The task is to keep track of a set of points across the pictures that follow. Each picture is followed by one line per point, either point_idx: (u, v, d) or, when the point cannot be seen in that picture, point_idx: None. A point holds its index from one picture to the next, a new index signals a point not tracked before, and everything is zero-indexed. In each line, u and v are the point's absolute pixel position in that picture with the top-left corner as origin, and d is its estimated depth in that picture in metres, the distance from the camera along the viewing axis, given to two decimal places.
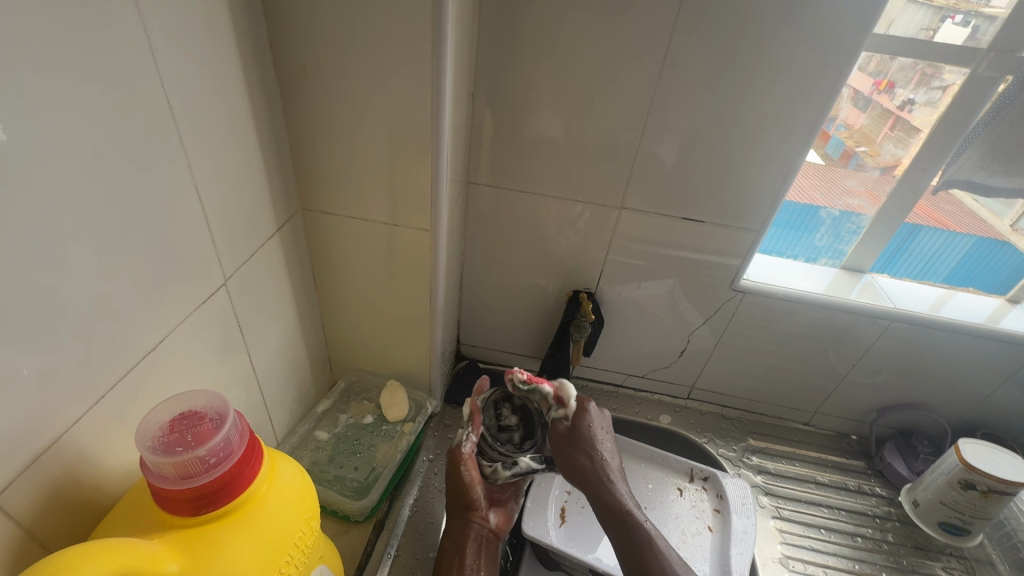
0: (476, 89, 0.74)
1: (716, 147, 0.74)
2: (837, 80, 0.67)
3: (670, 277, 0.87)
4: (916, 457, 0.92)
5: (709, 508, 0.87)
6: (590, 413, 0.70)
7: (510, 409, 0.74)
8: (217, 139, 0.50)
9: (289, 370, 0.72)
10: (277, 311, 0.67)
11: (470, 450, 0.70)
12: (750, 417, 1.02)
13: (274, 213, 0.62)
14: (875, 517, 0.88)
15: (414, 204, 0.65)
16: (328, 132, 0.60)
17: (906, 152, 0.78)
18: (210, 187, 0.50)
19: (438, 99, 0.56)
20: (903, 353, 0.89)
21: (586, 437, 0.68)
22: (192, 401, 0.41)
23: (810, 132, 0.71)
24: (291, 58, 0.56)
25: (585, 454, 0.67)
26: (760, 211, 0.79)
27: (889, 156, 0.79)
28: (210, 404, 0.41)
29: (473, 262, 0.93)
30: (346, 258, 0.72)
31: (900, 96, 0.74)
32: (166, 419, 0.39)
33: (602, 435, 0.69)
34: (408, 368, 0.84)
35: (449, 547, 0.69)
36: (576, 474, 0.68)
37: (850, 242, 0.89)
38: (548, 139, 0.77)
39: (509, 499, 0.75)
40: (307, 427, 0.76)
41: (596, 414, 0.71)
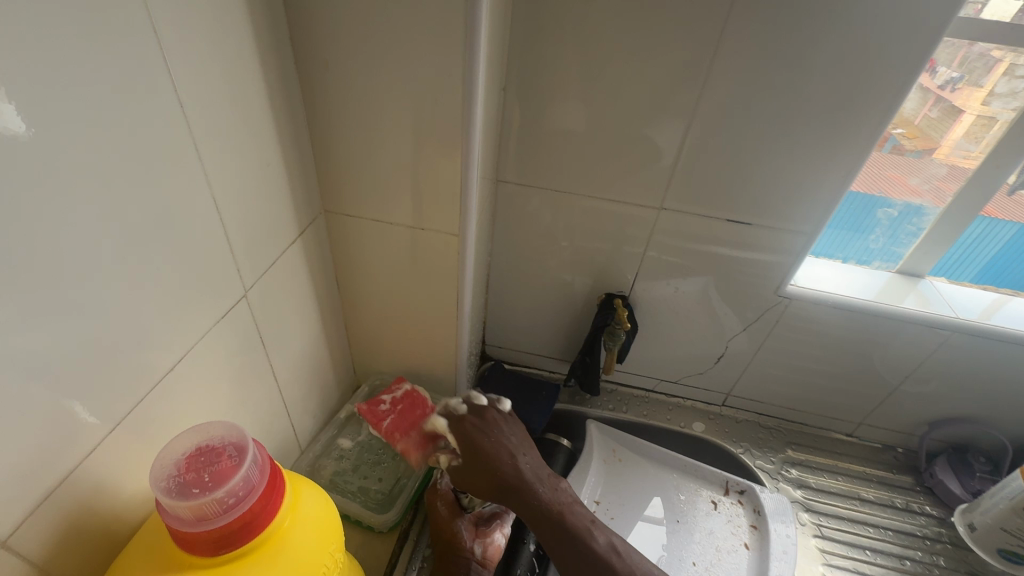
0: (507, 82, 0.69)
1: (768, 146, 0.68)
2: (910, 75, 0.60)
3: (705, 274, 0.82)
4: (971, 475, 0.87)
5: (746, 524, 0.83)
6: (493, 417, 0.64)
7: None
8: (237, 147, 0.47)
9: (311, 376, 0.70)
10: (301, 319, 0.65)
11: (447, 486, 0.68)
12: (790, 426, 0.97)
13: (297, 219, 0.59)
14: (925, 538, 0.83)
15: (442, 208, 0.61)
16: (353, 135, 0.57)
17: (945, 134, 0.72)
18: (231, 198, 0.48)
19: (471, 101, 0.52)
20: (963, 366, 0.83)
21: (496, 448, 0.61)
22: (209, 434, 0.38)
23: (873, 131, 0.65)
24: (314, 57, 0.52)
25: (502, 465, 0.60)
26: (812, 213, 0.73)
27: (927, 138, 0.73)
28: (228, 437, 0.38)
29: (499, 262, 0.89)
30: (370, 262, 0.69)
31: (941, 76, 0.68)
32: (181, 454, 0.37)
33: (511, 440, 0.63)
34: (434, 372, 0.82)
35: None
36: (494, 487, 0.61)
37: (907, 245, 0.83)
38: (583, 136, 0.72)
39: (494, 528, 0.68)
40: (329, 434, 0.73)
41: (497, 421, 0.64)
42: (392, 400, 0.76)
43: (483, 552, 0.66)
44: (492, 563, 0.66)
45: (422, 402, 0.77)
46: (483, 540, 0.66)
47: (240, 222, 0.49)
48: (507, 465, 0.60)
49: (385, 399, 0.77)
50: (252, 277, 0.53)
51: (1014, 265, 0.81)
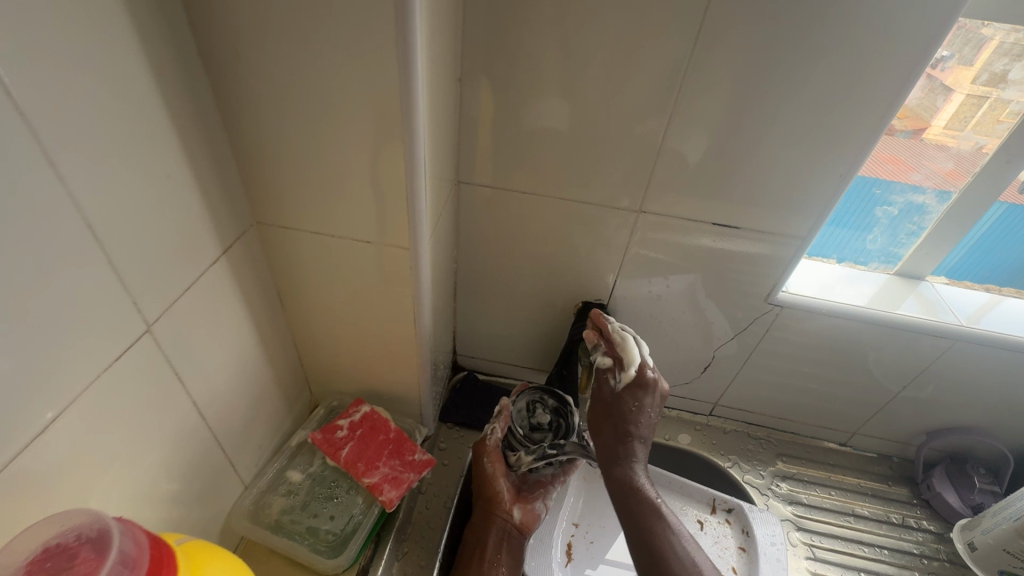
0: (464, 74, 0.62)
1: (754, 143, 0.62)
2: (914, 65, 0.54)
3: (696, 272, 0.75)
4: (972, 488, 0.82)
5: (733, 546, 0.78)
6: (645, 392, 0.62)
7: (544, 410, 0.77)
8: (130, 157, 0.39)
9: (254, 404, 0.64)
10: (235, 343, 0.58)
11: (494, 443, 0.75)
12: (780, 436, 0.92)
13: (222, 233, 0.52)
14: (922, 556, 0.79)
15: (390, 219, 0.54)
16: (281, 139, 0.49)
17: (936, 113, 0.65)
18: (124, 216, 0.40)
19: (411, 100, 0.45)
20: (965, 375, 0.77)
21: (622, 412, 0.62)
22: (68, 526, 0.34)
23: (874, 127, 0.59)
24: (227, 47, 0.44)
25: (615, 428, 0.63)
26: (808, 215, 0.67)
27: (918, 116, 0.65)
28: (96, 528, 0.34)
29: (468, 269, 0.82)
30: (316, 277, 0.62)
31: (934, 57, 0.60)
32: (31, 556, 0.32)
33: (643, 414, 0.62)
34: (396, 391, 0.76)
35: (472, 537, 0.71)
36: (603, 442, 0.64)
37: (907, 245, 0.77)
38: (552, 133, 0.65)
39: (537, 496, 0.74)
40: (278, 467, 0.66)
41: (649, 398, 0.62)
42: (350, 425, 0.70)
43: (518, 516, 0.72)
44: (530, 527, 0.73)
45: (383, 425, 0.71)
46: (522, 505, 0.73)
47: (135, 245, 0.41)
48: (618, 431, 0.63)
49: (340, 424, 0.70)
50: (157, 308, 0.45)
51: (991, 249, 0.75)
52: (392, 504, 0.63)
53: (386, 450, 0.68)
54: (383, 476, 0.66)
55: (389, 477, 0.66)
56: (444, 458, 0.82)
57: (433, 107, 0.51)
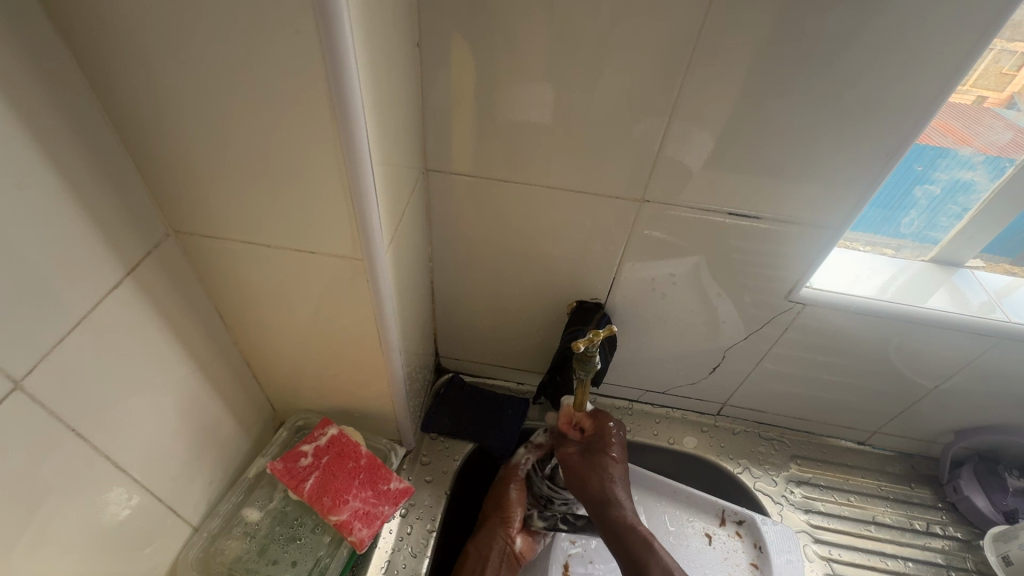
0: (426, 39, 0.52)
1: (775, 121, 0.52)
2: (981, 19, 0.43)
3: (696, 255, 0.65)
4: (1004, 491, 0.75)
5: (745, 562, 0.72)
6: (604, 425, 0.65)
7: None
8: None
9: (198, 435, 0.56)
10: (162, 377, 0.50)
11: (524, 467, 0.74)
12: (794, 436, 0.85)
13: (125, 256, 0.43)
14: (948, 568, 0.74)
15: (335, 221, 0.45)
16: (194, 136, 0.41)
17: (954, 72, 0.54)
18: None
19: (343, 87, 0.37)
20: (1005, 375, 0.69)
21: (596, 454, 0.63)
22: None
23: (930, 103, 0.49)
24: (105, 27, 0.35)
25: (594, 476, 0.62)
26: (839, 204, 0.57)
27: None
28: None
29: (446, 268, 0.73)
30: (261, 291, 0.53)
31: None
32: None
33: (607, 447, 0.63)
34: (368, 408, 0.68)
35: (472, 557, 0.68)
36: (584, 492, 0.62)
37: (947, 228, 0.67)
38: (533, 113, 0.55)
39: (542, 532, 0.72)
40: (232, 504, 0.61)
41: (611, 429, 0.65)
42: (315, 451, 0.63)
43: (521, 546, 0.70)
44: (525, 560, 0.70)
45: (352, 450, 0.63)
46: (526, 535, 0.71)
47: None
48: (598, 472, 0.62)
49: (305, 449, 0.63)
50: (25, 363, 0.37)
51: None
52: (363, 544, 0.58)
53: (357, 480, 0.62)
54: (353, 511, 0.59)
55: (360, 513, 0.59)
56: (427, 474, 0.75)
57: (376, 90, 0.42)
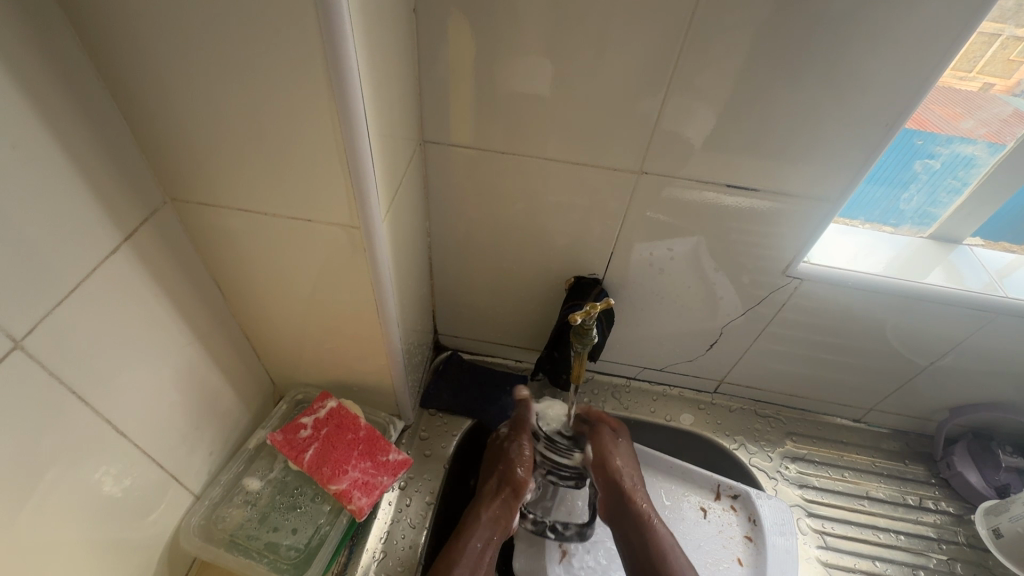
0: (422, 5, 0.51)
1: (776, 92, 0.51)
2: None
3: (696, 231, 0.65)
4: (996, 467, 0.77)
5: (739, 535, 0.74)
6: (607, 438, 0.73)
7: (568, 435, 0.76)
8: None
9: (198, 406, 0.57)
10: (160, 347, 0.50)
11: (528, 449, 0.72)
12: (790, 413, 0.86)
13: (121, 224, 0.43)
14: (940, 541, 0.75)
15: (331, 190, 0.45)
16: (185, 101, 0.40)
17: (970, 61, 0.54)
18: None
19: (337, 51, 0.36)
20: (1000, 352, 0.70)
21: (608, 467, 0.71)
22: None
23: (932, 73, 0.48)
24: None
25: (609, 489, 0.70)
26: (837, 178, 0.57)
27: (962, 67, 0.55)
28: None
29: (444, 244, 0.73)
30: (258, 262, 0.53)
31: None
32: None
33: (615, 458, 0.72)
34: (367, 382, 0.68)
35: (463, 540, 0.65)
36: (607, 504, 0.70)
37: (946, 204, 0.67)
38: (531, 85, 0.55)
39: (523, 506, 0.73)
40: (232, 474, 0.62)
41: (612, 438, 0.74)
42: (315, 423, 0.63)
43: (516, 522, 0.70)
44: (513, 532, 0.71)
45: (352, 423, 0.64)
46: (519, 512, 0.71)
47: None
48: (613, 486, 0.70)
49: (304, 421, 0.63)
50: (23, 326, 0.37)
51: None
52: (363, 513, 0.59)
53: (356, 451, 0.62)
54: (353, 481, 0.60)
55: (359, 483, 0.60)
56: (426, 449, 0.76)
57: (371, 55, 0.41)
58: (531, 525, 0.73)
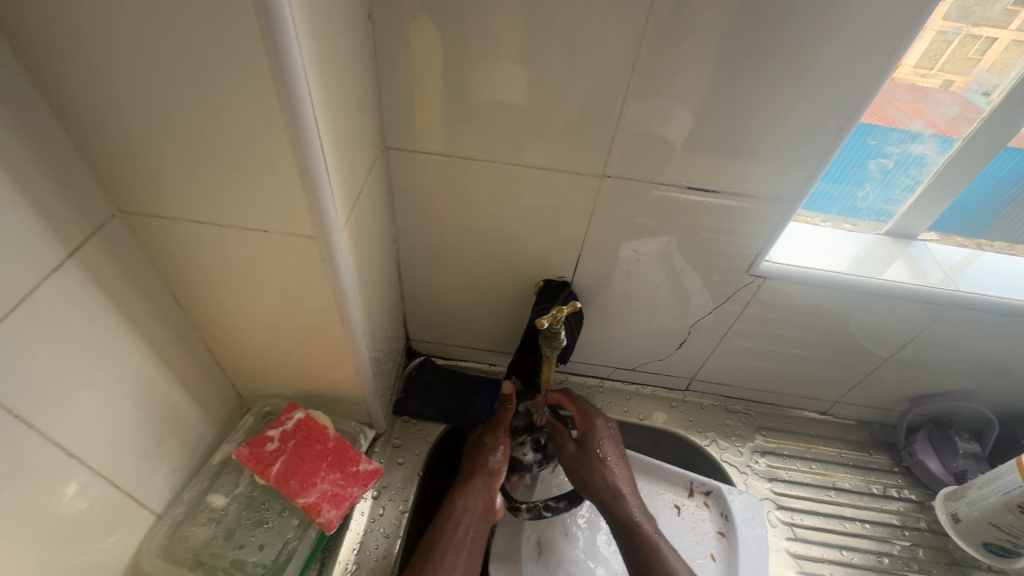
0: (378, 12, 0.50)
1: (732, 95, 0.52)
2: None
3: (662, 232, 0.66)
4: (954, 453, 0.80)
5: (712, 531, 0.75)
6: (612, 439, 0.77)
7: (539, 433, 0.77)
8: None
9: (158, 423, 0.55)
10: (114, 363, 0.48)
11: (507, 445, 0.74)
12: (760, 408, 0.88)
13: (65, 240, 0.42)
14: (903, 528, 0.78)
15: (287, 199, 0.44)
16: (128, 110, 0.39)
17: (934, 59, 0.56)
18: None
19: (284, 59, 0.36)
20: (954, 344, 0.72)
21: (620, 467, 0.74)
22: None
23: (878, 74, 0.50)
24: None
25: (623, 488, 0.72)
26: (795, 178, 0.58)
27: (926, 64, 0.57)
28: None
29: (412, 250, 0.73)
30: (214, 273, 0.52)
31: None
32: None
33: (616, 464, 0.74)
34: (335, 392, 0.67)
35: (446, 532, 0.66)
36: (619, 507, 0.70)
37: (901, 201, 0.69)
38: (490, 90, 0.55)
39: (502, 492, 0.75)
40: (196, 491, 0.60)
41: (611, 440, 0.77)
42: (282, 436, 0.62)
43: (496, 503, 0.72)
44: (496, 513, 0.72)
45: (320, 434, 0.63)
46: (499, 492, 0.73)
47: None
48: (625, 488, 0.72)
49: (271, 434, 0.62)
50: None
51: (985, 198, 0.67)
52: (333, 526, 0.58)
53: (325, 462, 0.62)
54: (322, 494, 0.59)
55: (328, 495, 0.59)
56: (399, 457, 0.75)
57: (321, 62, 0.40)
58: (527, 513, 0.75)
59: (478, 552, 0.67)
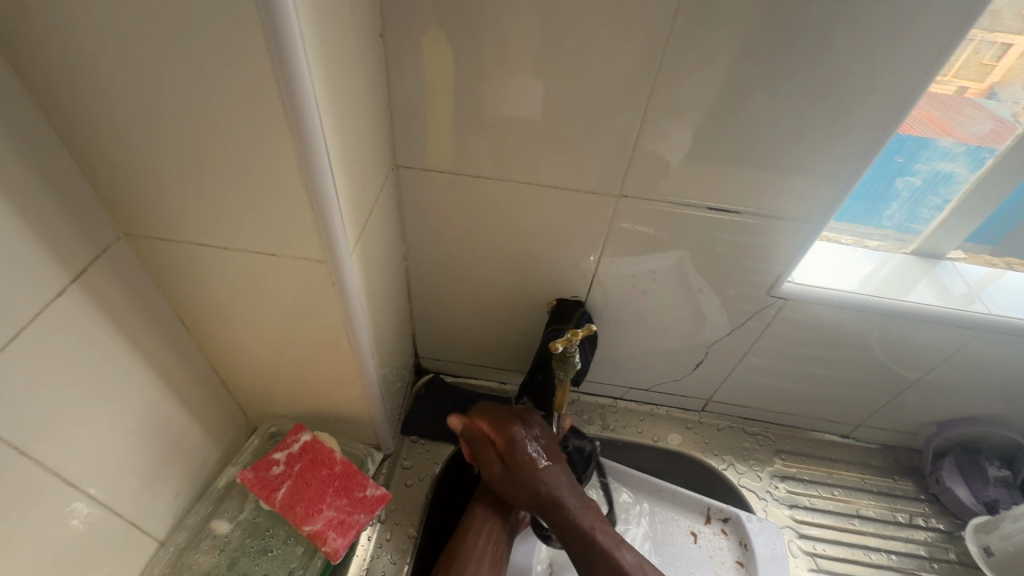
0: (390, 29, 0.49)
1: (755, 111, 0.50)
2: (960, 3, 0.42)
3: (681, 251, 0.64)
4: (985, 482, 0.77)
5: (730, 561, 0.72)
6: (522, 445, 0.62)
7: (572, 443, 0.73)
8: None
9: (162, 446, 0.54)
10: (117, 388, 0.47)
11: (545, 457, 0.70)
12: (778, 430, 0.85)
13: (69, 265, 0.41)
14: (931, 560, 0.75)
15: (295, 222, 0.43)
16: (134, 132, 0.38)
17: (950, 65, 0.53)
18: None
19: (293, 80, 0.34)
20: (984, 368, 0.69)
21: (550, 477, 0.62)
22: None
23: (910, 91, 0.48)
24: (29, 15, 0.33)
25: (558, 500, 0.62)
26: (819, 195, 0.56)
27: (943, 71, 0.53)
28: None
29: (421, 268, 0.71)
30: (220, 294, 0.51)
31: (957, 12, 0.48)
32: None
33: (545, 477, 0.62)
34: (343, 413, 0.66)
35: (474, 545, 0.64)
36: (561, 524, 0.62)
37: (928, 220, 0.66)
38: (503, 106, 0.53)
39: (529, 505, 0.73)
40: (200, 516, 0.59)
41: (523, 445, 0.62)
42: (288, 459, 0.61)
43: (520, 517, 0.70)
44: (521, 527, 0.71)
45: (327, 457, 0.61)
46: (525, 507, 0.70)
47: None
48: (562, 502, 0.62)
49: (277, 457, 0.61)
50: None
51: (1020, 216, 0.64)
52: (338, 555, 0.56)
53: (331, 487, 0.60)
54: (328, 521, 0.58)
55: (334, 522, 0.58)
56: (407, 478, 0.73)
57: (331, 81, 0.39)
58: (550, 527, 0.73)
59: (502, 565, 0.65)
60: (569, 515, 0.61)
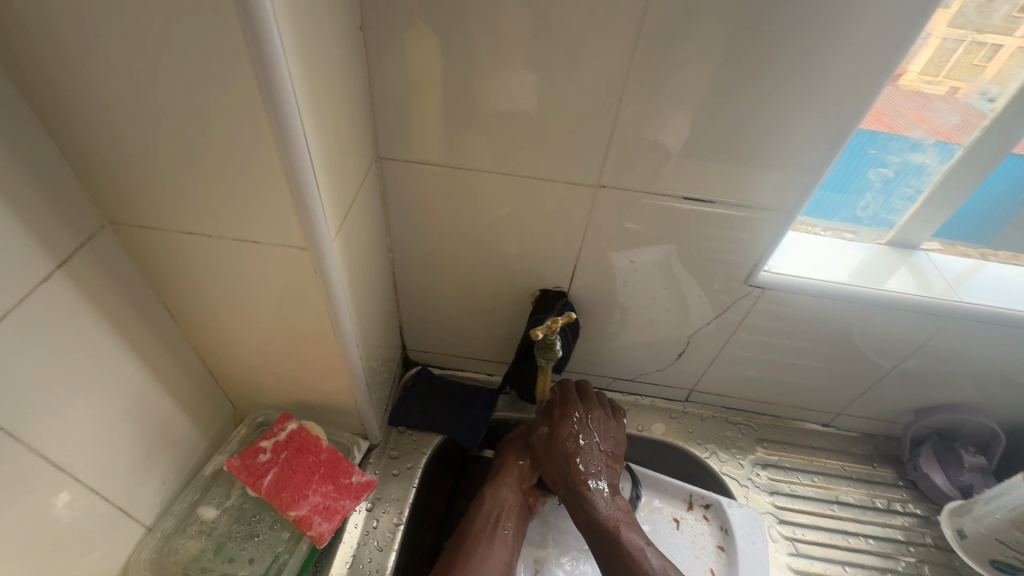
0: (370, 22, 0.50)
1: (727, 102, 0.52)
2: None
3: (660, 241, 0.65)
4: (961, 467, 0.78)
5: (712, 546, 0.74)
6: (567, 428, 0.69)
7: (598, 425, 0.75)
8: None
9: (148, 433, 0.55)
10: (103, 375, 0.48)
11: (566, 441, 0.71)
12: (761, 419, 0.86)
13: (53, 252, 0.42)
14: (909, 544, 0.76)
15: (276, 209, 0.44)
16: (115, 121, 0.39)
17: (942, 66, 0.55)
18: None
19: (269, 68, 0.35)
20: (957, 355, 0.71)
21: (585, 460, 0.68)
22: None
23: (874, 81, 0.49)
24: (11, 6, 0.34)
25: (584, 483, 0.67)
26: (792, 184, 0.58)
27: (935, 72, 0.55)
28: None
29: (407, 259, 0.72)
30: (205, 283, 0.52)
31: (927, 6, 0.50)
32: None
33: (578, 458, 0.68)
34: (330, 402, 0.67)
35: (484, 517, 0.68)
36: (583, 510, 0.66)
37: (902, 211, 0.68)
38: (482, 98, 0.54)
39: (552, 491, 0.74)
40: (187, 503, 0.60)
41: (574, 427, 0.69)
42: (274, 447, 0.62)
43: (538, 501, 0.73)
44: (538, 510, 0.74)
45: (313, 445, 0.63)
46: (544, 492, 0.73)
47: None
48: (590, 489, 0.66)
49: (263, 445, 0.62)
50: None
51: (992, 207, 0.65)
52: (323, 539, 0.57)
53: (317, 474, 0.61)
54: (313, 506, 0.59)
55: (320, 508, 0.59)
56: (394, 467, 0.74)
57: (308, 71, 0.40)
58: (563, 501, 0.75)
59: (512, 542, 0.68)
60: (592, 507, 0.65)
